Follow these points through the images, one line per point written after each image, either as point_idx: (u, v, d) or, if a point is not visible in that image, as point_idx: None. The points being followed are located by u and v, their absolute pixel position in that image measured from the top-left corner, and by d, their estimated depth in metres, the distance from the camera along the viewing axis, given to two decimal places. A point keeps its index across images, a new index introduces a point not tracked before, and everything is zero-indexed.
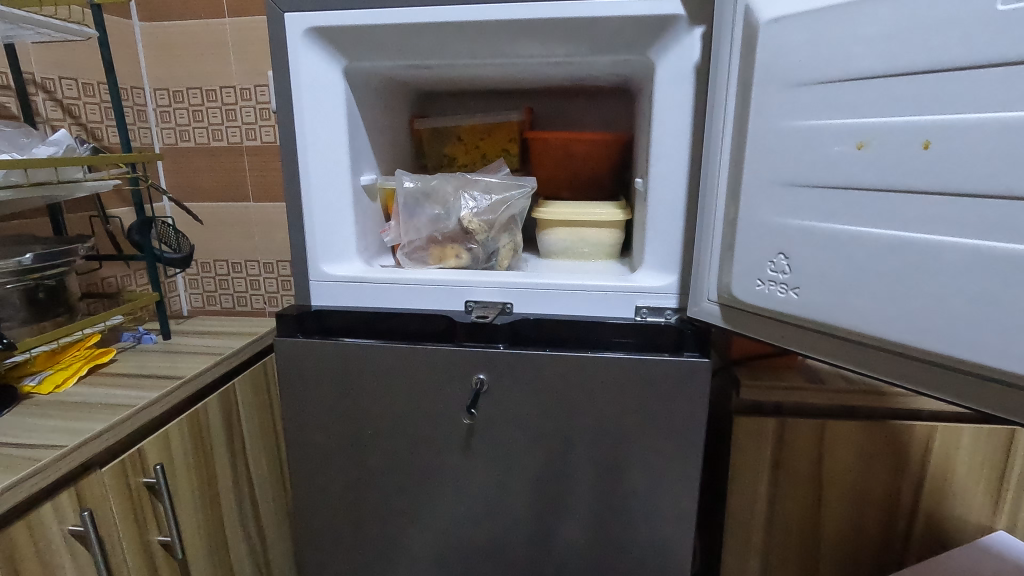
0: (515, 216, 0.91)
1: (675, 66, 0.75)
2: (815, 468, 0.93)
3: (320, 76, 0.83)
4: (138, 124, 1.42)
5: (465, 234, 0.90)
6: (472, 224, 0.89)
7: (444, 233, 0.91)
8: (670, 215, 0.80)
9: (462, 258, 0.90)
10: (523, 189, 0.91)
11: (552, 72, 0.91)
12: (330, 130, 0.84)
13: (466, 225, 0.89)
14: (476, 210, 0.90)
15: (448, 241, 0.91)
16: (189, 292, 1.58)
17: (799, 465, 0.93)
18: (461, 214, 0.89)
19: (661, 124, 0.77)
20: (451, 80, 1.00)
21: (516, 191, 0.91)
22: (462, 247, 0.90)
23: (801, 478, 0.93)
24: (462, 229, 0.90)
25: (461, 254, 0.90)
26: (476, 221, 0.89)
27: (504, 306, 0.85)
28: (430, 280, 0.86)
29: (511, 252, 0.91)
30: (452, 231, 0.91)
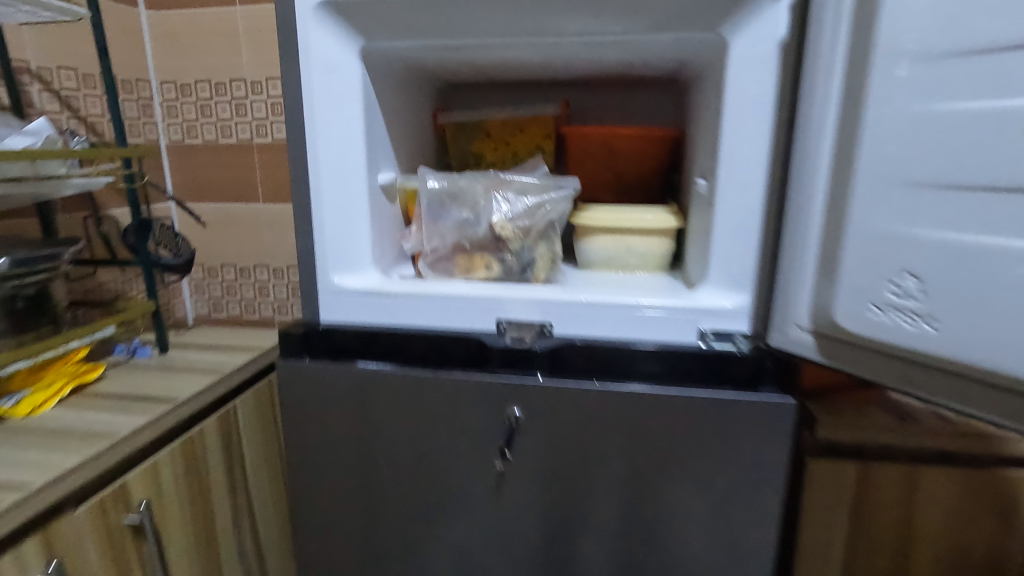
0: (553, 221, 0.80)
1: (754, 44, 0.62)
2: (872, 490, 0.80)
3: (334, 58, 0.71)
4: (142, 118, 1.33)
5: (496, 242, 0.78)
6: (506, 232, 0.77)
7: (473, 241, 0.79)
8: (743, 223, 0.67)
9: (494, 270, 0.78)
10: (565, 191, 0.79)
11: (599, 56, 0.78)
12: (344, 121, 0.73)
13: (499, 232, 0.77)
14: (510, 214, 0.78)
15: (476, 249, 0.79)
16: (194, 298, 1.48)
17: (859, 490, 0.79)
18: (493, 220, 0.77)
19: (736, 115, 0.65)
20: (481, 67, 0.88)
21: (557, 193, 0.79)
22: (495, 257, 0.78)
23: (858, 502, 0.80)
24: (494, 237, 0.78)
25: (492, 266, 0.78)
26: (512, 228, 0.77)
27: (542, 327, 0.72)
28: (457, 294, 0.74)
29: (548, 264, 0.79)
30: (482, 238, 0.78)
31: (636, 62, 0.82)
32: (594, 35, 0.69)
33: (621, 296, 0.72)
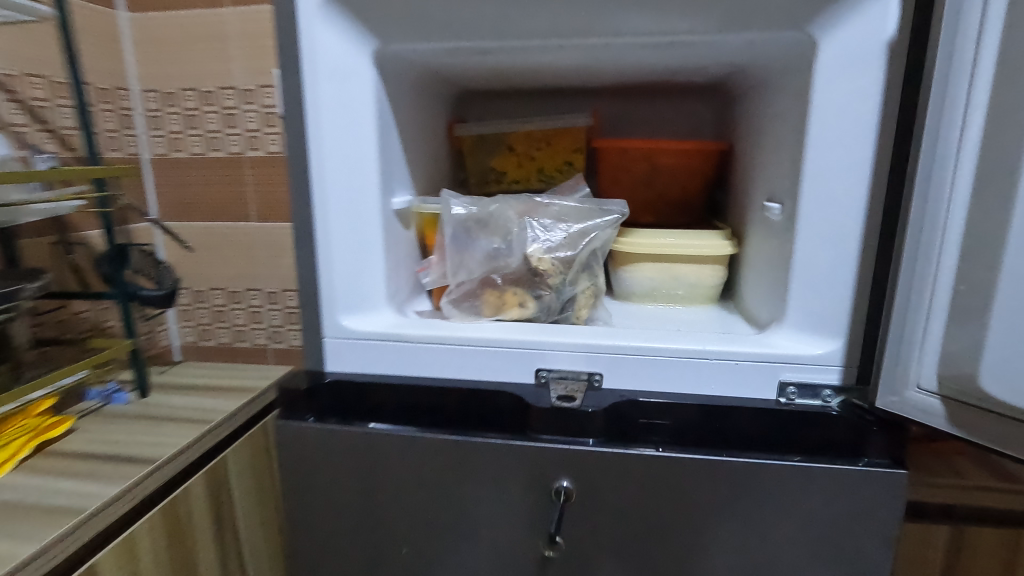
0: (596, 251, 0.69)
1: (851, 46, 0.52)
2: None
3: (342, 62, 0.60)
4: (122, 130, 1.21)
5: (531, 276, 0.67)
6: (542, 266, 0.66)
7: (505, 276, 0.68)
8: (832, 257, 0.57)
9: (529, 308, 0.67)
10: (610, 216, 0.68)
11: (649, 60, 0.68)
12: (354, 137, 0.62)
13: (535, 265, 0.66)
14: (547, 245, 0.67)
15: (508, 284, 0.68)
16: (180, 326, 1.36)
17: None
18: (528, 250, 0.67)
19: (827, 130, 0.54)
20: (507, 74, 0.78)
21: (601, 218, 0.68)
22: (530, 293, 0.67)
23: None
24: (528, 270, 0.67)
25: (528, 304, 0.67)
26: (550, 261, 0.67)
27: (590, 378, 0.62)
28: (488, 340, 0.63)
29: (589, 300, 0.68)
30: (515, 272, 0.68)
31: (688, 68, 0.72)
32: (652, 36, 0.58)
33: (683, 341, 0.61)
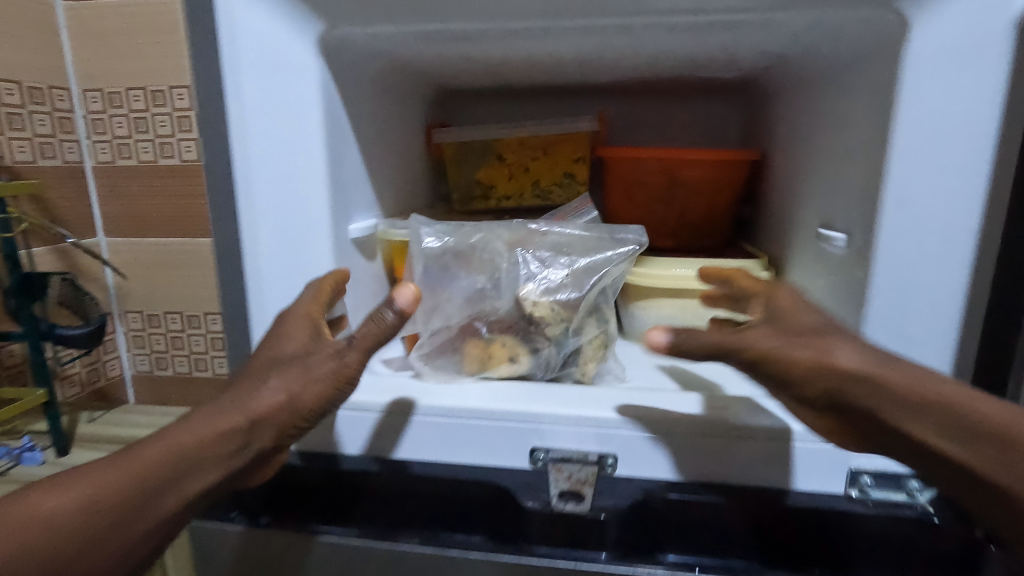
0: (605, 291, 0.56)
1: (962, 26, 0.38)
2: (853, 406, 0.38)
3: (277, 50, 0.45)
4: (59, 135, 1.08)
5: (524, 323, 0.54)
6: (538, 312, 0.53)
7: (491, 322, 0.54)
8: (924, 312, 0.43)
9: (522, 365, 0.53)
10: (626, 248, 0.56)
11: (675, 51, 0.53)
12: (292, 148, 0.47)
13: (528, 310, 0.53)
14: (545, 286, 0.54)
15: (495, 332, 0.54)
16: (132, 354, 1.24)
17: (798, 353, 0.39)
18: (518, 291, 0.53)
19: (923, 145, 0.41)
20: (495, 67, 0.64)
21: (613, 247, 0.56)
22: (524, 343, 0.53)
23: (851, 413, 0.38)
24: (520, 315, 0.54)
25: (522, 358, 0.53)
26: (548, 304, 0.53)
27: (602, 462, 0.47)
28: (469, 411, 0.48)
29: (599, 352, 0.55)
30: (503, 318, 0.54)
31: (720, 62, 0.58)
32: (687, 16, 0.44)
33: (724, 411, 0.47)
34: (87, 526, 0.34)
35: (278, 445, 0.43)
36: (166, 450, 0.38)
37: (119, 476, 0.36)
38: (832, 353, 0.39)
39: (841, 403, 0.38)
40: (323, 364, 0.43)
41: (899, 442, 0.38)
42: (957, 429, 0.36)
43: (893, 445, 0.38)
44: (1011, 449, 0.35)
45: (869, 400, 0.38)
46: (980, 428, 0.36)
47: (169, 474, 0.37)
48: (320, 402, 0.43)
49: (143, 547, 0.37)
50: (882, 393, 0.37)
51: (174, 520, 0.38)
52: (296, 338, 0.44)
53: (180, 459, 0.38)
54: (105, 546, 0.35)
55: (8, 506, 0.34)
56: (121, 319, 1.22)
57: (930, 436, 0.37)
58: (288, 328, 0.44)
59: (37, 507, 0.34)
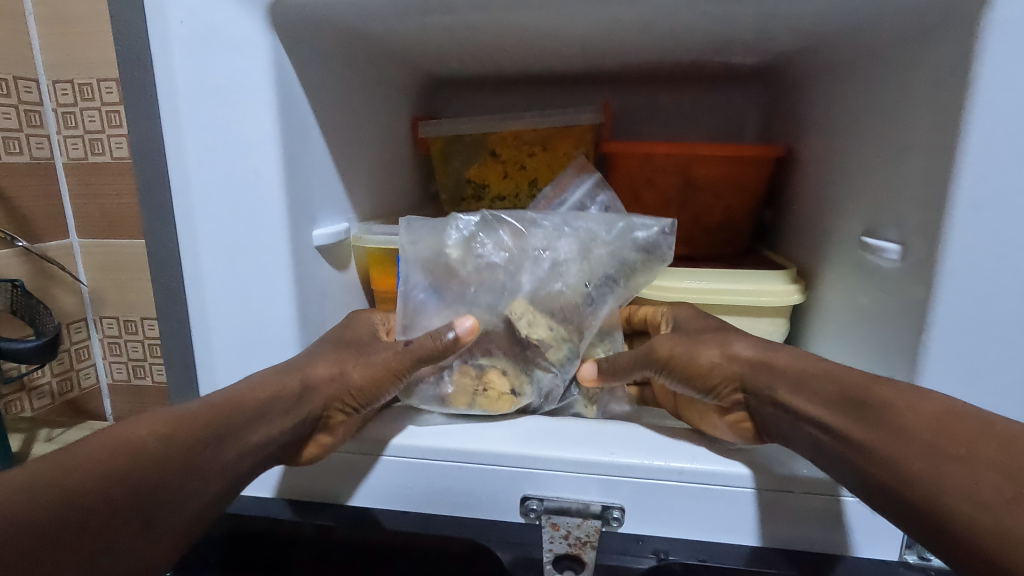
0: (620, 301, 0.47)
1: None
2: (752, 390, 0.37)
3: (216, 21, 0.38)
4: (26, 129, 1.01)
5: (518, 350, 0.44)
6: (535, 336, 0.43)
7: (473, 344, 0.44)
8: (999, 340, 0.36)
9: (515, 403, 0.44)
10: (652, 266, 0.46)
11: (693, 27, 0.46)
12: (242, 139, 0.40)
13: (521, 334, 0.43)
14: (547, 303, 0.44)
15: (489, 360, 0.44)
16: (108, 362, 1.18)
17: (700, 352, 0.39)
18: (509, 309, 0.43)
19: (1003, 136, 0.33)
20: (487, 50, 0.56)
21: (636, 259, 0.46)
22: (522, 375, 0.44)
23: (756, 394, 0.36)
24: (510, 337, 0.44)
25: (523, 395, 0.44)
26: (548, 325, 0.44)
27: (604, 513, 0.39)
28: (449, 451, 0.41)
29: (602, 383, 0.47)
30: (495, 337, 0.44)
31: (747, 41, 0.50)
32: None
33: (755, 457, 0.39)
34: (162, 461, 0.29)
35: (326, 429, 0.39)
36: (231, 403, 0.34)
37: (183, 417, 0.32)
38: (729, 346, 0.39)
39: (745, 389, 0.37)
40: (381, 351, 0.41)
41: (792, 423, 0.34)
42: (833, 398, 0.33)
43: (790, 433, 0.35)
44: (884, 411, 0.30)
45: (763, 380, 0.36)
46: (852, 394, 0.32)
47: (233, 421, 0.33)
48: (377, 379, 0.40)
49: (207, 506, 0.31)
50: (773, 372, 0.36)
51: (233, 477, 0.33)
52: (358, 334, 0.44)
53: (239, 407, 0.34)
54: (177, 485, 0.29)
55: (87, 440, 0.28)
56: (95, 326, 1.15)
57: (811, 408, 0.33)
58: (348, 327, 0.45)
59: (115, 440, 0.28)
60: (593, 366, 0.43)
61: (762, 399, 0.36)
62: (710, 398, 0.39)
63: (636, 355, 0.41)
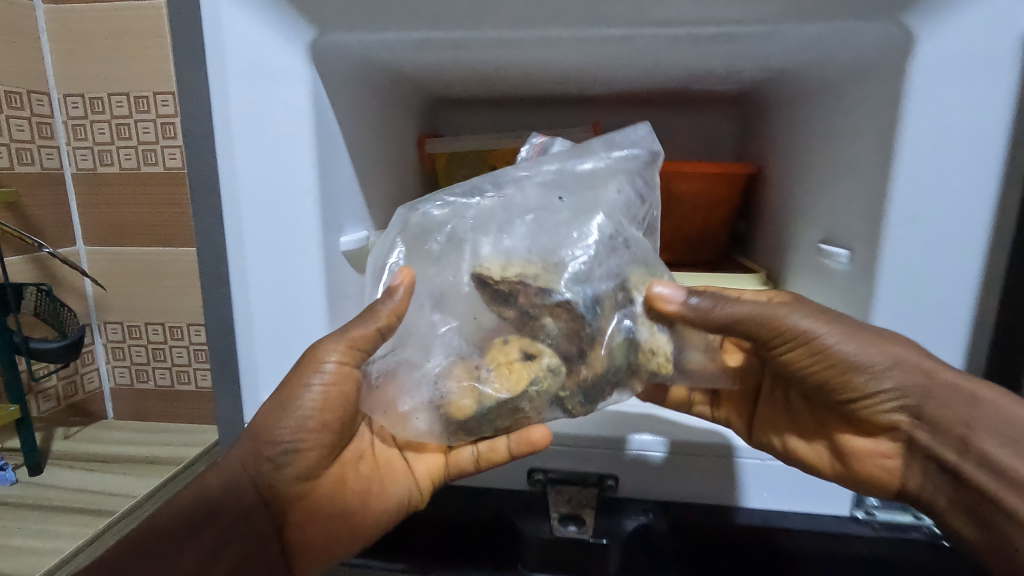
0: (617, 232, 0.43)
1: (974, 41, 0.38)
2: (941, 421, 0.39)
3: (266, 57, 0.44)
4: (38, 141, 1.05)
5: (510, 302, 0.42)
6: (511, 273, 0.41)
7: (463, 317, 0.43)
8: (930, 329, 0.43)
9: (534, 370, 0.40)
10: (642, 163, 0.45)
11: (675, 62, 0.53)
12: (287, 157, 0.46)
13: (490, 279, 0.42)
14: (527, 246, 0.42)
15: (493, 341, 0.42)
16: (112, 366, 1.21)
17: (878, 354, 0.39)
18: (479, 265, 0.42)
19: (921, 163, 0.41)
20: (491, 77, 0.63)
21: (615, 175, 0.45)
22: (529, 337, 0.41)
23: (937, 422, 0.39)
24: (490, 291, 0.42)
25: (540, 357, 0.40)
26: (524, 259, 0.42)
27: (603, 481, 0.47)
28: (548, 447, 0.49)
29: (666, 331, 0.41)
30: (485, 322, 0.43)
31: (720, 73, 0.57)
32: (688, 27, 0.43)
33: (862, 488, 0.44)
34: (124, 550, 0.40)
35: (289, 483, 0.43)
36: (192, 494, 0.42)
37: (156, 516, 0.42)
38: (914, 355, 0.39)
39: (921, 417, 0.40)
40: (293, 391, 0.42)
41: (983, 466, 0.38)
42: None
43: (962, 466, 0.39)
44: None
45: (958, 416, 0.39)
46: None
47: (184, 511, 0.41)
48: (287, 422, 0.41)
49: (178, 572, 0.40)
50: (974, 407, 0.38)
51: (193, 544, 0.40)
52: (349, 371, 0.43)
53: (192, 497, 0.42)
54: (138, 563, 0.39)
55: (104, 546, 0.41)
56: (100, 331, 1.19)
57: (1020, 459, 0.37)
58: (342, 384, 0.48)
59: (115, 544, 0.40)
60: (681, 294, 0.39)
61: (936, 432, 0.40)
62: (876, 416, 0.41)
63: (763, 323, 0.38)
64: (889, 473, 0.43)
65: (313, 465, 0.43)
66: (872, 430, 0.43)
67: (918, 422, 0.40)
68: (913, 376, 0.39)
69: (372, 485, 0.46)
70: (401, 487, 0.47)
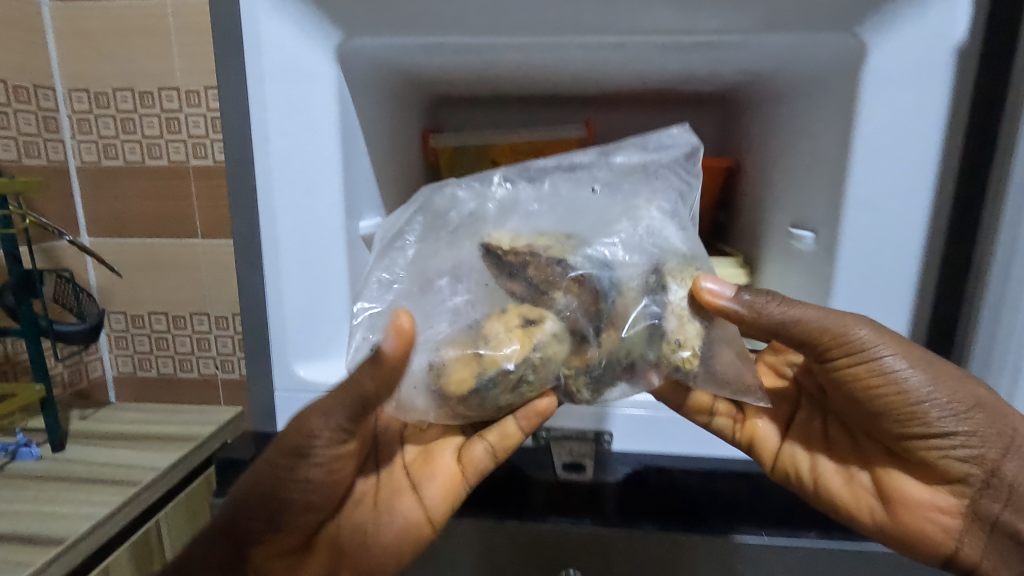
0: (636, 217, 0.45)
1: (914, 53, 0.45)
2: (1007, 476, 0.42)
3: (298, 58, 0.49)
4: (45, 134, 1.08)
5: (518, 273, 0.43)
6: (519, 243, 0.44)
7: (478, 288, 0.44)
8: (882, 297, 0.50)
9: (536, 336, 0.41)
10: (678, 158, 0.48)
11: (662, 66, 0.58)
12: (316, 147, 0.51)
13: (500, 249, 0.44)
14: (537, 225, 0.45)
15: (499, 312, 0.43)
16: (115, 355, 1.24)
17: (956, 390, 0.42)
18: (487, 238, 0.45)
19: (871, 154, 0.47)
20: (494, 77, 0.68)
21: (642, 169, 0.48)
22: (540, 305, 0.43)
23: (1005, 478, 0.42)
24: (499, 265, 0.44)
25: (542, 322, 0.42)
26: (535, 233, 0.44)
27: (599, 438, 0.56)
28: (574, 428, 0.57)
29: (696, 325, 0.43)
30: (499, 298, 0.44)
31: (701, 76, 0.63)
32: (673, 36, 0.49)
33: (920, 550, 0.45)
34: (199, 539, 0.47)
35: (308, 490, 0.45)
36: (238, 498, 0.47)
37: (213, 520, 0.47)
38: (986, 393, 0.43)
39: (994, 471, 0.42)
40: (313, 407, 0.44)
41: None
42: None
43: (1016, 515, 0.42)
44: None
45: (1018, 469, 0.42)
46: None
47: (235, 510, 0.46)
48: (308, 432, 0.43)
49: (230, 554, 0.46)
50: None
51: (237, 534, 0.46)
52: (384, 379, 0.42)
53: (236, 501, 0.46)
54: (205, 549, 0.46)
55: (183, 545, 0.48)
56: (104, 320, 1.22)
57: None
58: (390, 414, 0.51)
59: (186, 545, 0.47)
60: (731, 289, 0.41)
61: (1000, 498, 0.43)
62: (950, 466, 0.43)
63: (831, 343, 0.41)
64: (952, 530, 0.44)
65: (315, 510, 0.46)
66: (931, 480, 0.45)
67: (987, 477, 0.43)
68: (989, 426, 0.43)
69: (368, 527, 0.48)
70: (403, 524, 0.47)
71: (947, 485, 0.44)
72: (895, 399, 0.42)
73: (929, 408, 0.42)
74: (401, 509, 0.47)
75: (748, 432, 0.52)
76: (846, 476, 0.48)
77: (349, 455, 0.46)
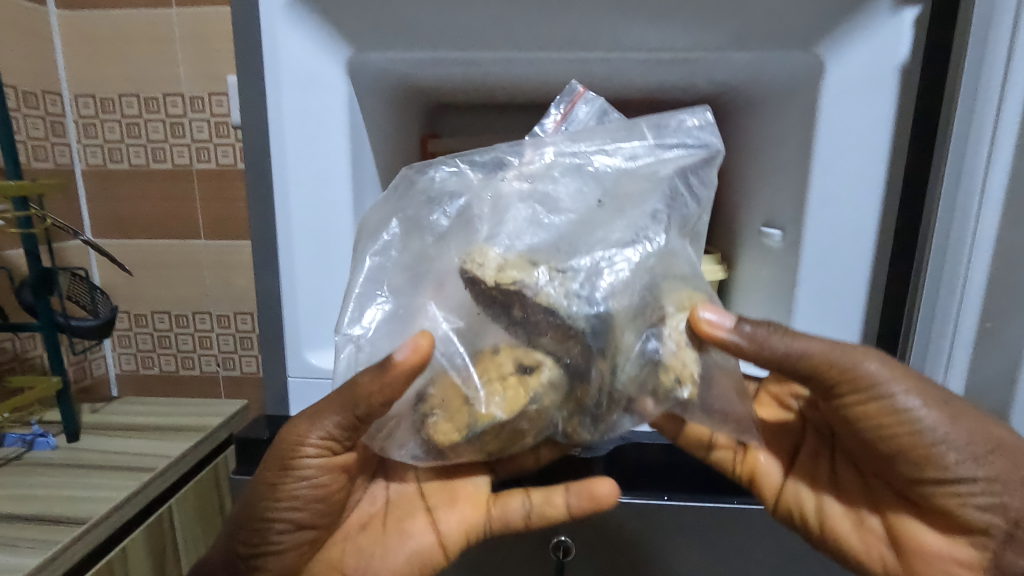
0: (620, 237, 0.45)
1: (865, 68, 0.50)
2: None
3: (313, 70, 0.54)
4: (52, 138, 1.12)
5: (508, 306, 0.43)
6: (506, 278, 0.42)
7: (467, 315, 0.45)
8: (839, 286, 0.55)
9: (533, 386, 0.43)
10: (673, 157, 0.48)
11: (643, 79, 0.64)
12: (329, 151, 0.56)
13: (484, 283, 0.42)
14: (528, 244, 0.45)
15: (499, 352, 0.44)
16: (118, 353, 1.28)
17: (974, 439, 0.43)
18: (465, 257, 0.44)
19: (828, 159, 0.53)
20: (490, 88, 0.73)
21: (633, 166, 0.48)
22: (533, 352, 0.44)
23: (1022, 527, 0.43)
24: (483, 292, 0.43)
25: (539, 369, 0.43)
26: (519, 260, 0.43)
27: None
28: None
29: (693, 352, 0.44)
30: (491, 330, 0.45)
31: (680, 88, 0.69)
32: (652, 52, 0.55)
33: None
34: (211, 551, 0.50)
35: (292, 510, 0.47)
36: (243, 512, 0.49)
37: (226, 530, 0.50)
38: (1004, 434, 0.44)
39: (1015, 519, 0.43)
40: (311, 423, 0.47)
41: None
42: None
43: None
44: None
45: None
46: None
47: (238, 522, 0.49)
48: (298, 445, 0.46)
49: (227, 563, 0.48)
50: None
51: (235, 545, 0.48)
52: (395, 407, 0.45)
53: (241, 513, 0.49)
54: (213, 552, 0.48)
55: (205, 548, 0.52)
56: None
57: None
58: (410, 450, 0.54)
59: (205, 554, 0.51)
60: (731, 320, 0.42)
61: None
62: (965, 515, 0.44)
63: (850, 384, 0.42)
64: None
65: (304, 524, 0.48)
66: (945, 529, 0.46)
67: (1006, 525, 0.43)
68: (1010, 472, 0.43)
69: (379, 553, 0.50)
70: (418, 549, 0.50)
71: (967, 537, 0.45)
72: (912, 440, 0.42)
73: (945, 451, 0.42)
74: (413, 534, 0.51)
75: (748, 466, 0.54)
76: (856, 522, 0.50)
77: (338, 470, 0.48)
